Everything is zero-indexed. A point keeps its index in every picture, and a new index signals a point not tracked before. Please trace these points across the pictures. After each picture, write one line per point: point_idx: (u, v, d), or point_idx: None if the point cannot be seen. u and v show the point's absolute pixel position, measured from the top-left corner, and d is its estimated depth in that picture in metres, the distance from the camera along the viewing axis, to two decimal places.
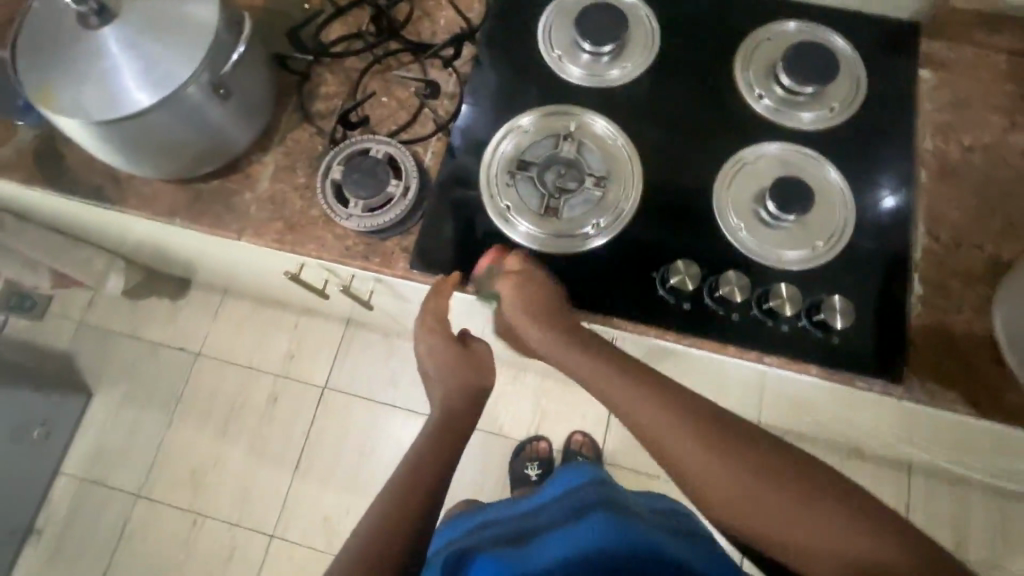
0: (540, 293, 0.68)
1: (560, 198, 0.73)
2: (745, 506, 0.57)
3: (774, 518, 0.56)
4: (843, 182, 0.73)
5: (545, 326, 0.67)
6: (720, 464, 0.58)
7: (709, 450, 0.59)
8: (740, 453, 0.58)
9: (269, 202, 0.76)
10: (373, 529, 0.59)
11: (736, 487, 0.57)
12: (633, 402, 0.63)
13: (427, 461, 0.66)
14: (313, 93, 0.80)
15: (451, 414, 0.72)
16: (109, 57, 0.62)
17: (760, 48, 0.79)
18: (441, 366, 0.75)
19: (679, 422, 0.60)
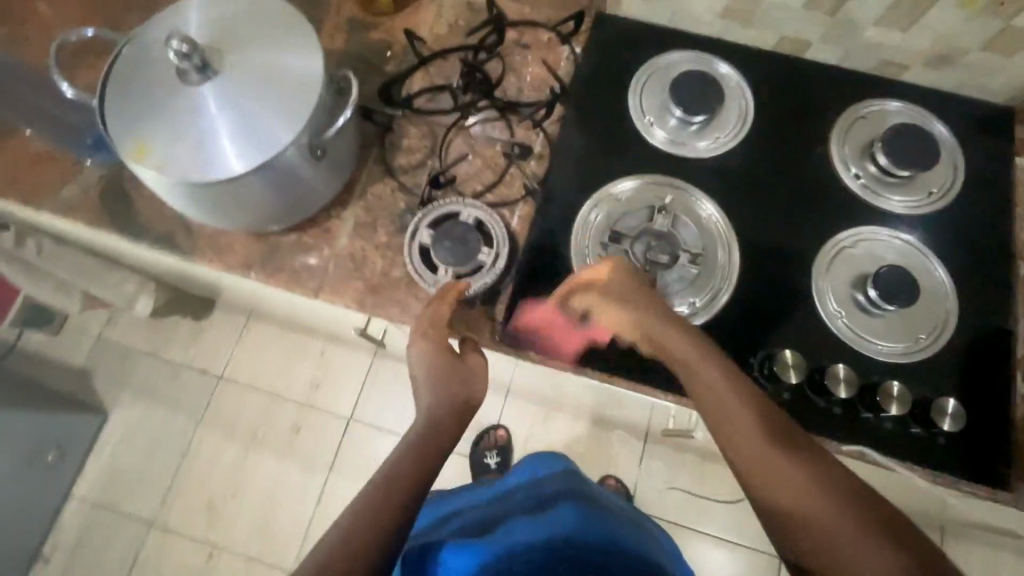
0: (641, 281, 0.64)
1: (656, 273, 0.70)
2: (819, 529, 0.47)
3: (850, 559, 0.45)
4: (943, 270, 0.71)
5: (641, 310, 0.62)
6: (807, 476, 0.49)
7: (794, 457, 0.51)
8: (834, 476, 0.50)
9: (348, 260, 0.73)
10: (349, 522, 0.50)
11: (815, 505, 0.48)
12: (713, 396, 0.57)
13: (405, 473, 0.56)
14: (396, 146, 0.77)
15: (436, 427, 0.62)
16: (207, 117, 0.59)
17: (856, 126, 0.78)
18: (433, 374, 0.65)
19: (765, 424, 0.53)
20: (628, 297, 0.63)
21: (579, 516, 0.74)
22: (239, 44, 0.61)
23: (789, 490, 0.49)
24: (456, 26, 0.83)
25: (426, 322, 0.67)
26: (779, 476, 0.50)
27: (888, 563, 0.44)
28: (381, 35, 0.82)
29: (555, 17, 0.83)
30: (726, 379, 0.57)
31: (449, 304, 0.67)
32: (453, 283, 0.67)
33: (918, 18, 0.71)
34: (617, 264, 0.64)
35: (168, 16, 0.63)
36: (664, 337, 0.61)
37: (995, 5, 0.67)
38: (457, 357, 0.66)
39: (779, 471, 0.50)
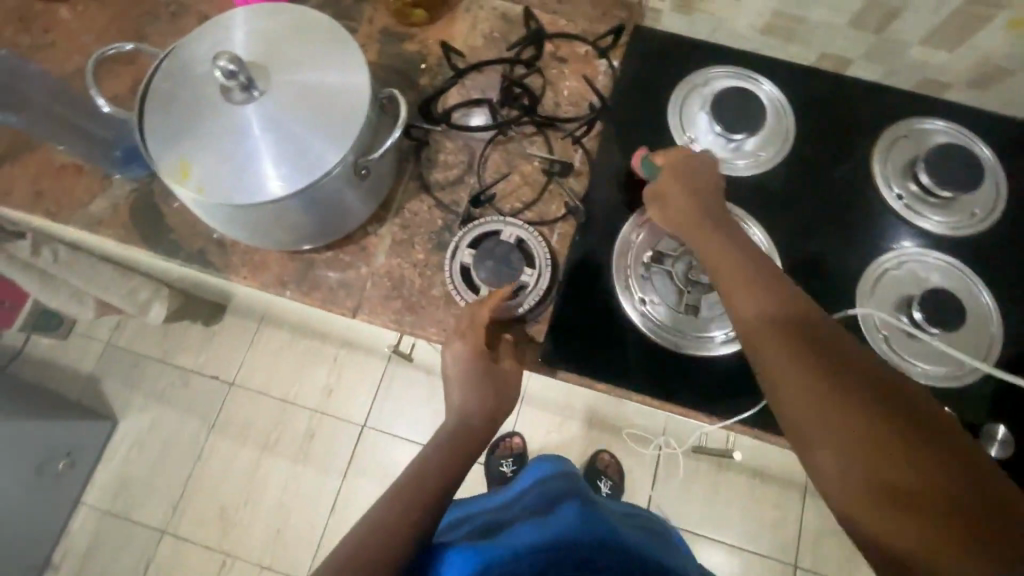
0: (697, 175, 0.67)
1: (700, 295, 0.70)
2: (782, 363, 0.49)
3: (813, 418, 0.46)
4: (987, 293, 0.71)
5: (687, 201, 0.65)
6: (783, 329, 0.51)
7: (779, 318, 0.51)
8: (822, 340, 0.49)
9: (386, 278, 0.72)
10: (371, 525, 0.49)
11: (784, 365, 0.49)
12: (710, 249, 0.60)
13: (434, 471, 0.56)
14: (432, 161, 0.76)
15: (468, 428, 0.61)
16: (253, 138, 0.58)
17: (897, 145, 0.77)
18: (466, 378, 0.63)
19: (760, 282, 0.54)
20: (699, 180, 0.67)
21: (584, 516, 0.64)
22: (285, 64, 0.60)
23: (762, 332, 0.52)
24: (491, 37, 0.82)
25: (467, 327, 0.65)
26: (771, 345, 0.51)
27: (847, 418, 0.45)
28: (416, 46, 0.82)
29: (591, 29, 0.82)
30: (733, 247, 0.59)
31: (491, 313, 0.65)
32: (500, 293, 0.66)
33: (966, 40, 0.70)
34: (704, 156, 0.69)
35: (211, 34, 0.62)
36: (691, 227, 0.64)
37: None
38: (490, 362, 0.64)
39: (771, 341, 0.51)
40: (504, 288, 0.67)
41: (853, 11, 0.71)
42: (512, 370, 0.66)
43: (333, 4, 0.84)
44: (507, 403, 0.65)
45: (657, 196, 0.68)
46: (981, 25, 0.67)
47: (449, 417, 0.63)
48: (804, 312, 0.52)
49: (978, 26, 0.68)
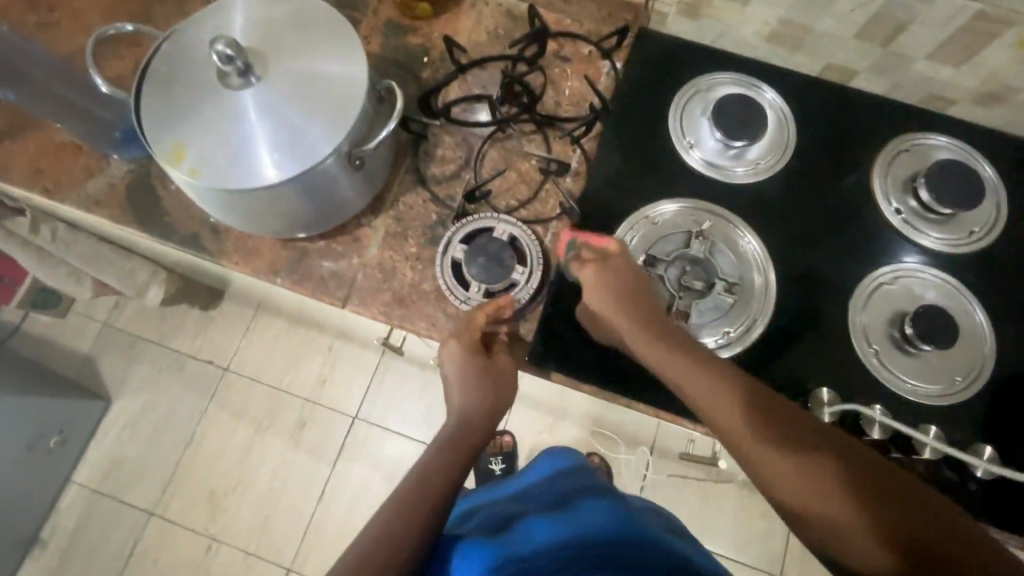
0: (630, 272, 0.66)
1: (691, 301, 0.69)
2: (782, 481, 0.51)
3: (820, 512, 0.48)
4: (981, 312, 0.70)
5: (626, 303, 0.64)
6: (765, 440, 0.52)
7: (760, 431, 0.53)
8: (795, 435, 0.52)
9: (378, 271, 0.72)
10: (379, 532, 0.54)
11: (783, 481, 0.51)
12: (661, 356, 0.60)
13: (434, 477, 0.58)
14: (429, 155, 0.76)
15: (467, 428, 0.63)
16: (248, 123, 0.58)
17: (898, 159, 0.76)
18: (464, 378, 0.64)
19: (721, 390, 0.56)
20: (622, 277, 0.65)
21: (603, 510, 0.60)
22: (283, 51, 0.60)
23: (752, 453, 0.53)
24: (495, 34, 0.82)
25: (461, 329, 0.66)
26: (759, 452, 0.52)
27: (856, 516, 0.47)
28: (420, 40, 0.82)
29: (596, 30, 0.82)
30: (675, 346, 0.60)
31: (487, 316, 0.66)
32: (496, 301, 0.66)
33: (971, 56, 0.69)
34: (618, 248, 0.68)
35: (212, 17, 0.62)
36: (633, 332, 0.63)
37: None
38: (487, 361, 0.65)
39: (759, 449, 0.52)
40: (504, 298, 0.66)
41: (859, 23, 0.70)
42: (511, 369, 0.67)
43: None
44: (505, 402, 0.65)
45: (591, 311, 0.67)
46: (987, 42, 0.67)
47: (450, 416, 0.64)
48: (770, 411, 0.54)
49: (984, 42, 0.67)
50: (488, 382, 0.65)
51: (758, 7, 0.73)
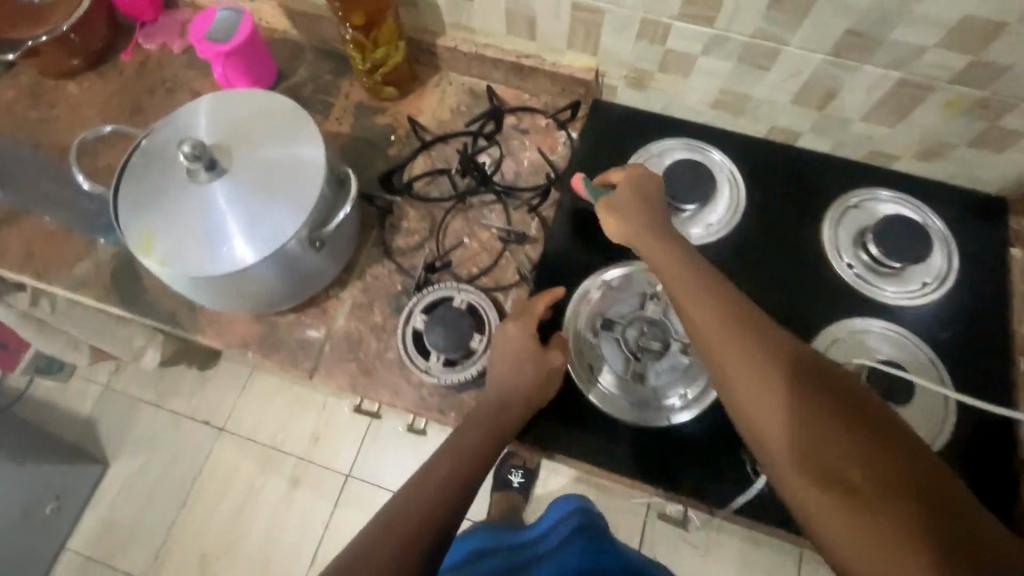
0: (649, 190, 0.70)
1: (647, 362, 0.71)
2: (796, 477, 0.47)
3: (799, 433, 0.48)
4: (938, 363, 0.71)
5: (646, 211, 0.68)
6: (812, 444, 0.46)
7: (800, 438, 0.47)
8: (863, 453, 0.45)
9: (342, 342, 0.75)
10: (416, 485, 0.55)
11: (804, 483, 0.46)
12: (709, 331, 0.54)
13: (469, 449, 0.60)
14: (395, 227, 0.80)
15: (505, 407, 0.64)
16: (216, 214, 0.62)
17: (846, 216, 0.79)
18: (516, 358, 0.66)
19: (770, 367, 0.50)
20: (641, 204, 0.68)
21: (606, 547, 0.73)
22: (248, 146, 0.65)
23: (758, 401, 0.50)
24: (458, 111, 0.88)
25: (525, 313, 0.69)
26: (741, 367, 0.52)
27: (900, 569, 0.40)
28: (388, 119, 0.87)
29: (552, 103, 0.88)
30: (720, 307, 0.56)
31: (545, 305, 0.70)
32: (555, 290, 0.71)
33: (903, 117, 0.72)
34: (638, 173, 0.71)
35: (185, 117, 0.67)
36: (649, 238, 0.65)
37: (979, 108, 0.67)
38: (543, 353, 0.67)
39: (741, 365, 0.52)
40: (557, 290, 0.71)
41: (793, 91, 0.74)
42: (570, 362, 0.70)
43: (314, 81, 0.91)
44: (542, 400, 0.67)
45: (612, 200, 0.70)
46: (915, 105, 0.70)
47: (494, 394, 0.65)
48: (839, 420, 0.46)
49: (913, 105, 0.70)
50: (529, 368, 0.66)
51: (699, 79, 0.77)
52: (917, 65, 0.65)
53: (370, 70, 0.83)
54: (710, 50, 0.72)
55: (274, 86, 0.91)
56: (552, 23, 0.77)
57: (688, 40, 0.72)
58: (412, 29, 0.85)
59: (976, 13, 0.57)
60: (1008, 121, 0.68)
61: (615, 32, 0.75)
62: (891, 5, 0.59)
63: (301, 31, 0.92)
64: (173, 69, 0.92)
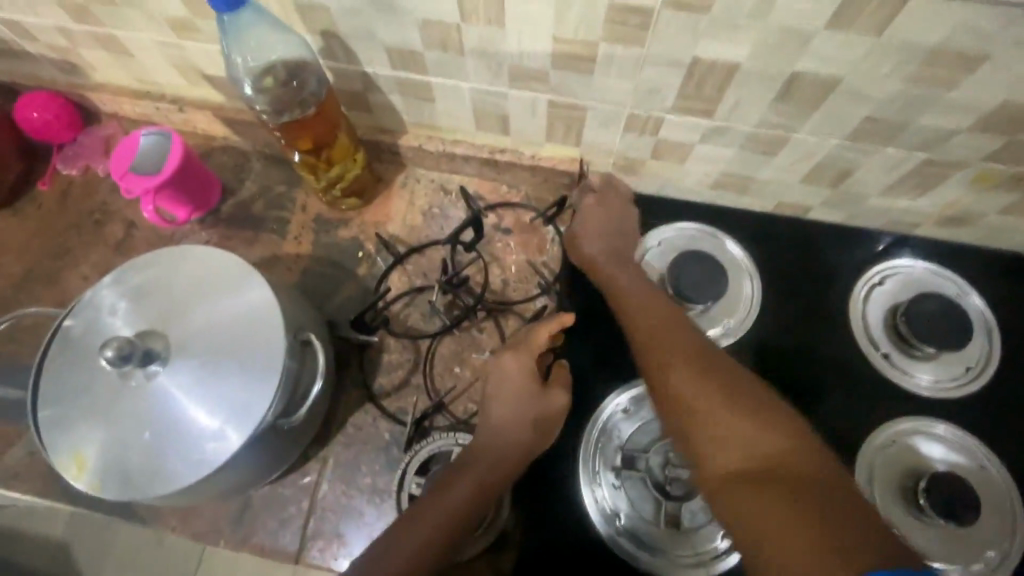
0: (617, 205, 0.71)
1: (679, 503, 0.62)
2: (686, 396, 0.51)
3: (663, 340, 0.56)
4: (999, 465, 0.64)
5: (607, 231, 0.69)
6: (680, 351, 0.54)
7: (688, 358, 0.53)
8: (717, 362, 0.53)
9: (330, 512, 0.65)
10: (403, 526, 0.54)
11: (678, 375, 0.52)
12: (617, 276, 0.64)
13: (462, 495, 0.56)
14: (375, 363, 0.70)
15: (501, 452, 0.58)
16: (165, 416, 0.52)
17: (876, 295, 0.70)
18: (516, 393, 0.61)
19: (652, 303, 0.60)
20: (607, 204, 0.71)
21: None
22: (190, 321, 0.54)
23: (640, 320, 0.59)
24: (431, 213, 0.78)
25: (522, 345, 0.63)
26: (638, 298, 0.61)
27: (758, 445, 0.46)
28: (353, 231, 0.78)
29: (534, 194, 0.79)
30: (645, 286, 0.62)
31: (550, 333, 0.63)
32: (560, 317, 0.63)
33: (927, 191, 0.65)
34: (621, 191, 0.73)
35: (111, 294, 0.56)
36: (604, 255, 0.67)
37: (1013, 182, 0.61)
38: (544, 394, 0.61)
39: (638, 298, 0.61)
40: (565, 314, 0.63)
41: (803, 172, 0.66)
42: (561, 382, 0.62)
43: (265, 194, 0.80)
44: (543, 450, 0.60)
45: (574, 234, 0.70)
46: (941, 180, 0.63)
47: (487, 432, 0.60)
48: (699, 340, 0.55)
49: (940, 180, 0.63)
50: (530, 405, 0.60)
51: (697, 164, 0.69)
52: (945, 147, 0.58)
53: (327, 187, 0.75)
54: (709, 138, 0.64)
55: (220, 205, 0.80)
56: (527, 120, 0.68)
57: (684, 131, 0.64)
58: (369, 130, 0.75)
59: (1016, 99, 0.50)
60: None
61: (599, 125, 0.66)
62: (918, 93, 0.52)
63: (243, 138, 0.81)
64: (102, 197, 0.81)
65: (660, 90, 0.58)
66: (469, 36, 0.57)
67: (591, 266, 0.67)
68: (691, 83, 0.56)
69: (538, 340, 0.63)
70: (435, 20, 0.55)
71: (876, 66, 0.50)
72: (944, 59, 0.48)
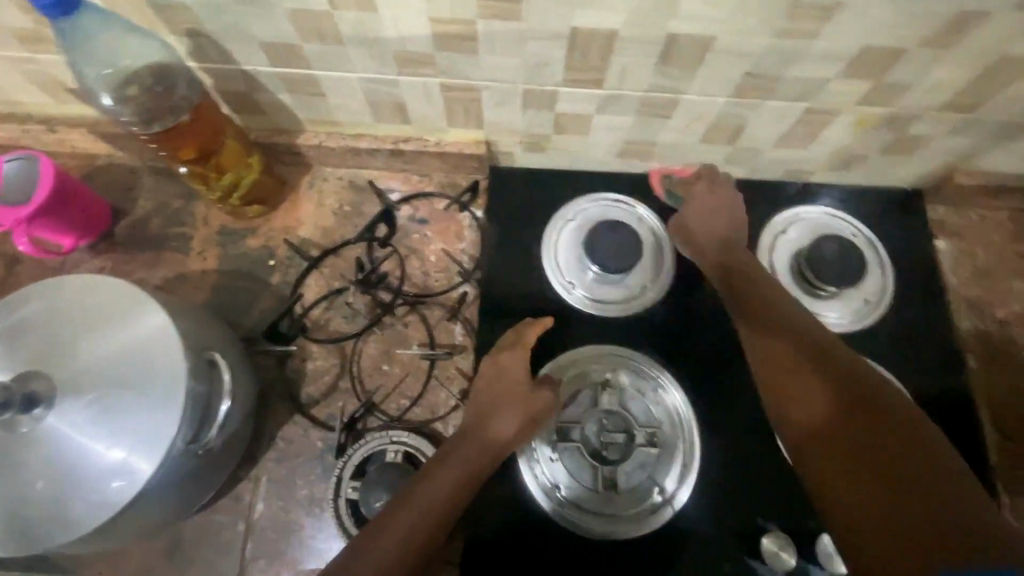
0: (729, 197, 0.71)
1: (615, 466, 0.64)
2: (787, 377, 0.54)
3: (765, 328, 0.59)
4: (901, 389, 0.69)
5: (721, 221, 0.70)
6: (784, 338, 0.57)
7: (794, 345, 0.56)
8: (823, 350, 0.55)
9: (268, 531, 0.63)
10: (378, 528, 0.52)
11: (779, 359, 0.56)
12: (723, 265, 0.66)
13: (441, 490, 0.56)
14: (300, 373, 0.68)
15: (482, 449, 0.60)
16: (58, 462, 0.48)
17: (781, 244, 0.74)
18: (504, 390, 0.63)
19: (757, 296, 0.62)
20: (714, 201, 0.71)
21: None
22: (77, 357, 0.51)
23: (746, 307, 0.62)
24: (342, 212, 0.76)
25: (514, 345, 0.65)
26: (745, 288, 0.63)
27: (850, 429, 0.48)
28: (261, 240, 0.74)
29: (448, 181, 0.77)
30: (759, 276, 0.64)
31: (539, 331, 0.66)
32: (543, 321, 0.66)
33: (814, 139, 0.68)
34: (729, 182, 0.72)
35: None
36: (710, 246, 0.68)
37: (886, 122, 0.65)
38: (532, 392, 0.63)
39: (744, 289, 0.63)
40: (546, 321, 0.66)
41: (699, 132, 0.68)
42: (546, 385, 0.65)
43: (162, 211, 0.76)
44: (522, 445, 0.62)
45: (681, 216, 0.71)
46: (825, 128, 0.66)
47: (469, 428, 0.61)
48: (811, 332, 0.57)
49: (822, 128, 0.66)
50: (515, 401, 0.62)
51: (599, 135, 0.70)
52: (822, 95, 0.60)
53: (223, 197, 0.70)
54: (605, 108, 0.64)
55: (114, 228, 0.75)
56: (424, 106, 0.66)
57: (581, 102, 0.64)
58: (262, 132, 0.72)
59: (873, 44, 0.53)
60: (915, 128, 0.65)
61: (497, 104, 0.65)
62: (787, 46, 0.54)
63: (128, 154, 0.76)
64: None
65: (548, 64, 0.58)
66: (346, 24, 0.54)
67: (694, 247, 0.69)
68: (576, 54, 0.56)
69: (527, 339, 0.65)
70: (305, 9, 0.53)
71: (745, 22, 0.51)
72: (803, 10, 0.50)
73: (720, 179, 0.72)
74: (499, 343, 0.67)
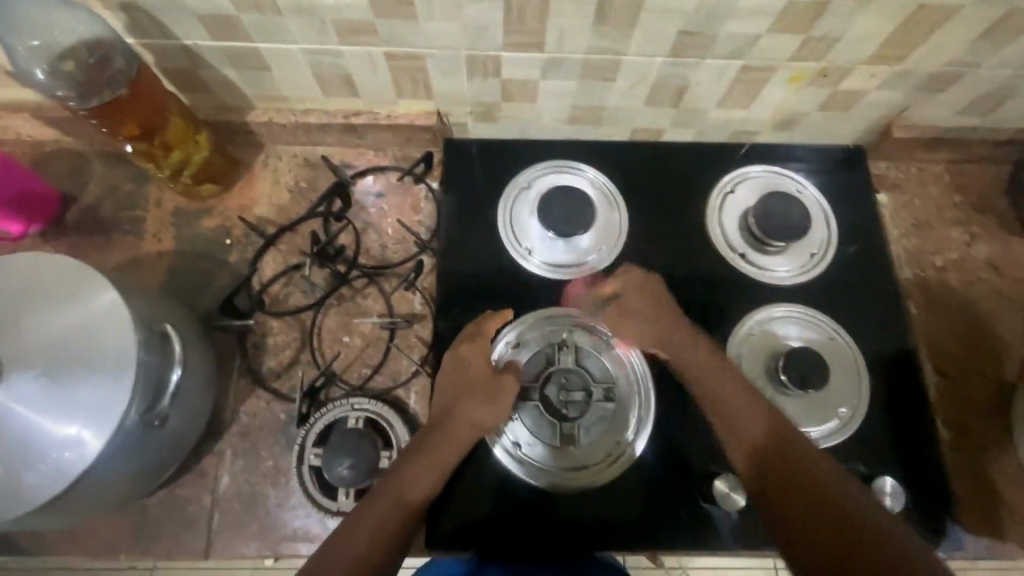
0: (646, 287, 0.68)
1: (572, 422, 0.65)
2: (763, 472, 0.56)
3: (736, 421, 0.60)
4: (846, 336, 0.72)
5: (647, 319, 0.67)
6: (756, 431, 0.59)
7: (766, 443, 0.58)
8: (790, 443, 0.57)
9: (233, 504, 0.64)
10: (357, 523, 0.54)
11: (753, 456, 0.58)
12: (682, 351, 0.65)
13: (413, 480, 0.58)
14: (260, 348, 0.69)
15: (451, 436, 0.61)
16: (6, 437, 0.48)
17: (730, 202, 0.75)
18: (467, 381, 0.64)
19: (726, 385, 0.62)
20: (636, 299, 0.67)
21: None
22: (22, 334, 0.51)
23: (717, 398, 0.62)
24: (298, 188, 0.76)
25: (475, 337, 0.66)
26: (710, 376, 0.63)
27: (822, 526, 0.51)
28: (216, 220, 0.74)
29: (403, 155, 0.78)
30: (721, 364, 0.64)
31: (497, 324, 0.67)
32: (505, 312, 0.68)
33: (755, 97, 0.70)
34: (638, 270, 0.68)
35: None
36: (647, 343, 0.66)
37: (821, 78, 0.67)
38: (495, 380, 0.64)
39: (709, 376, 0.63)
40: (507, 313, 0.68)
41: (643, 95, 0.70)
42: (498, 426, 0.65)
43: (113, 195, 0.75)
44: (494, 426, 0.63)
45: (607, 326, 0.68)
46: (762, 86, 0.68)
47: (437, 415, 0.63)
48: (776, 425, 0.59)
49: (761, 86, 0.68)
50: (479, 389, 0.64)
51: (547, 102, 0.71)
52: (755, 51, 0.62)
53: (173, 175, 0.70)
54: (549, 73, 0.65)
55: (65, 214, 0.74)
56: (370, 77, 0.67)
57: (526, 68, 0.65)
58: (211, 111, 0.71)
59: None
60: (848, 83, 0.68)
61: (443, 72, 0.66)
62: (715, 2, 0.56)
63: (75, 138, 0.75)
64: None
65: (487, 26, 0.59)
66: None
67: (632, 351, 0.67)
68: (513, 18, 0.57)
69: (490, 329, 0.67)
70: None
71: None
72: None
73: (629, 270, 0.68)
74: (462, 335, 0.68)
